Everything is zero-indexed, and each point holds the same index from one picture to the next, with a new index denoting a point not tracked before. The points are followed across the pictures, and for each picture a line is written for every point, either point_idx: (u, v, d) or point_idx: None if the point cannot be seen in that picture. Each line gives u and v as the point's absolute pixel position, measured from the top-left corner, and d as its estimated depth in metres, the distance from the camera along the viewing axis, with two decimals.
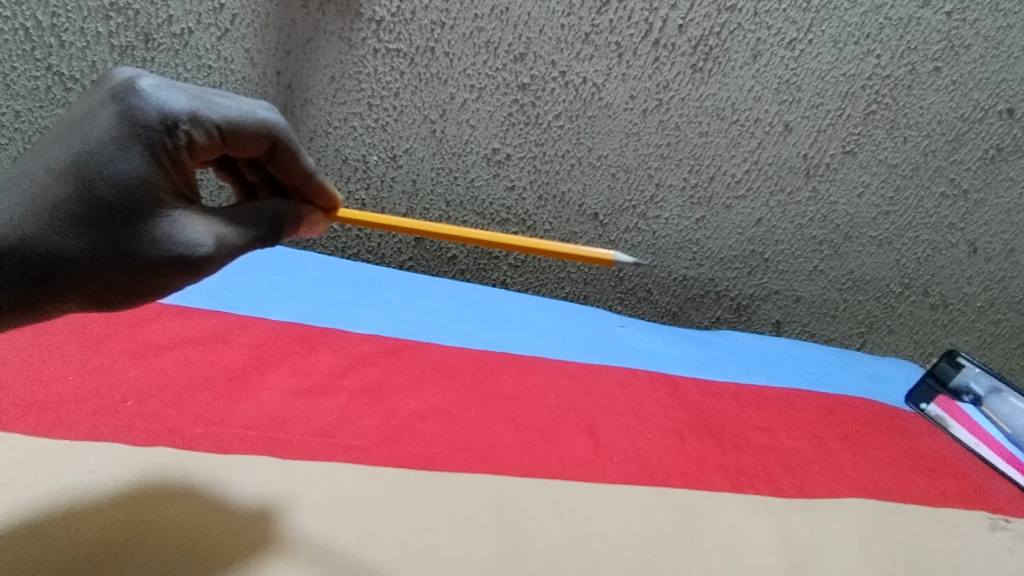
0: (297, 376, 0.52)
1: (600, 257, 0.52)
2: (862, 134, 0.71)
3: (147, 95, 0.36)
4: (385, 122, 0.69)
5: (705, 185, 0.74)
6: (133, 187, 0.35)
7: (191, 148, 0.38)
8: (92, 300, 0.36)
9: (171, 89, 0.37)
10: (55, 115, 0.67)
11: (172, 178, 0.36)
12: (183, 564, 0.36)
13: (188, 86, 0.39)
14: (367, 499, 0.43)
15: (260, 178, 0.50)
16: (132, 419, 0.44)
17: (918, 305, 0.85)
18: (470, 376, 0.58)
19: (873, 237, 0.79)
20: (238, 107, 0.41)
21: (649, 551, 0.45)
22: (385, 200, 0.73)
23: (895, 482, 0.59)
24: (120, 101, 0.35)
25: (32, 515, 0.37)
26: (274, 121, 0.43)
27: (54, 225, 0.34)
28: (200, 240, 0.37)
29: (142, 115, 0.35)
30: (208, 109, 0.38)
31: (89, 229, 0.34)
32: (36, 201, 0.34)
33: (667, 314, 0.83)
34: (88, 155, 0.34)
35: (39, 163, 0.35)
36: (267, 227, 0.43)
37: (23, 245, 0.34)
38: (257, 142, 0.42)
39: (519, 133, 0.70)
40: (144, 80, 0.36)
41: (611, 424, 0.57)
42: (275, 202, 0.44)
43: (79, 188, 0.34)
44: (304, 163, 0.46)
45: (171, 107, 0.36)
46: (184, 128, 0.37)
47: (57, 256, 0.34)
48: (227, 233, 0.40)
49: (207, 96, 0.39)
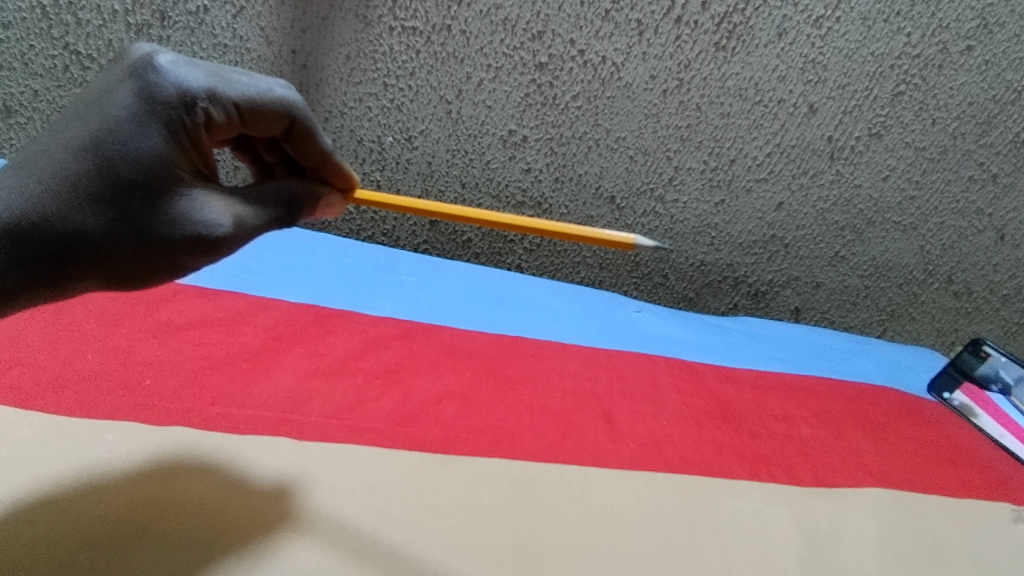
0: (313, 358, 0.52)
1: (621, 242, 0.51)
2: (889, 116, 0.70)
3: (165, 72, 0.35)
4: (401, 102, 0.68)
5: (726, 168, 0.72)
6: (152, 165, 0.34)
7: (209, 126, 0.37)
8: (110, 281, 0.36)
9: (190, 66, 0.37)
10: (72, 94, 0.67)
11: (191, 157, 0.36)
12: (200, 542, 0.37)
13: (207, 63, 0.38)
14: (382, 481, 0.43)
15: (276, 159, 0.50)
16: (150, 398, 0.44)
17: (941, 293, 0.83)
18: (485, 359, 0.58)
19: (897, 223, 0.77)
20: (258, 85, 0.40)
21: (665, 538, 0.44)
22: (400, 182, 0.73)
23: (916, 472, 0.58)
24: (138, 78, 0.35)
25: (51, 491, 0.37)
26: (292, 100, 0.42)
27: (74, 203, 0.34)
28: (218, 220, 0.37)
29: (160, 92, 0.35)
30: (226, 85, 0.38)
31: (109, 207, 0.34)
32: (56, 178, 0.34)
33: (683, 300, 0.82)
34: (108, 132, 0.34)
35: (59, 141, 0.35)
36: (284, 207, 0.43)
37: (43, 224, 0.33)
38: (275, 122, 0.42)
39: (536, 114, 0.69)
40: (163, 57, 0.36)
41: (627, 410, 0.56)
42: (293, 183, 0.44)
43: (98, 165, 0.34)
44: (322, 143, 0.45)
45: (189, 84, 0.36)
46: (202, 105, 0.36)
47: (77, 235, 0.34)
48: (244, 213, 0.39)
49: (226, 73, 0.39)
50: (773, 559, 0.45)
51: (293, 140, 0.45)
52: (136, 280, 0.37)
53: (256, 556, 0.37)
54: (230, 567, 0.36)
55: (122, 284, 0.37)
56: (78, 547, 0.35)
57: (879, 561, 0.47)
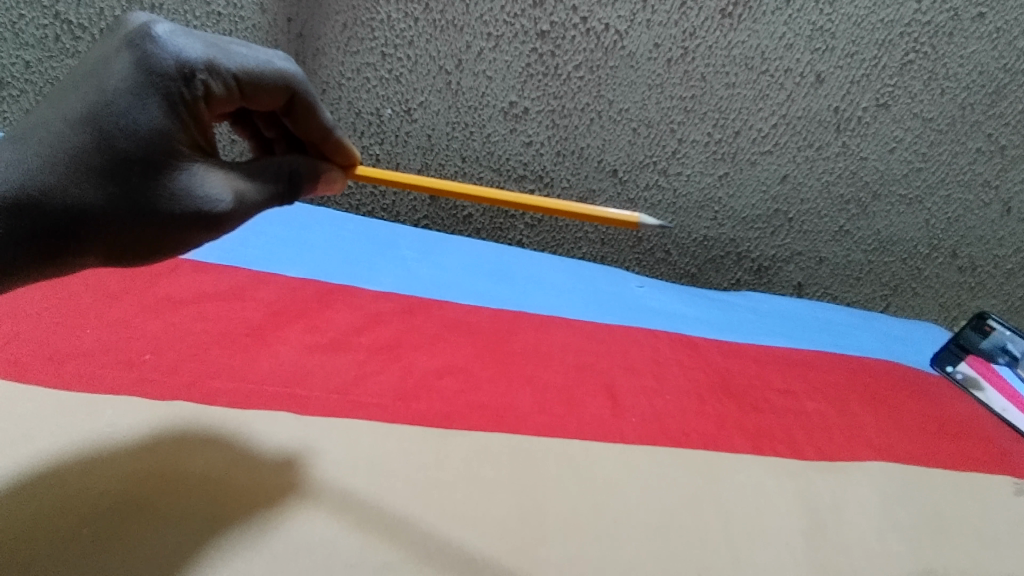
0: (313, 333, 0.52)
1: (626, 220, 0.50)
2: (897, 86, 0.69)
3: (163, 42, 0.34)
4: (400, 73, 0.67)
5: (730, 140, 0.71)
6: (151, 138, 0.34)
7: (209, 99, 0.36)
8: (110, 256, 0.35)
9: (188, 37, 0.35)
10: (64, 65, 0.66)
11: (191, 131, 0.35)
12: (202, 514, 0.36)
13: (205, 33, 0.37)
14: (383, 456, 0.43)
15: (276, 135, 0.49)
16: (149, 372, 0.44)
17: (945, 268, 0.82)
18: (487, 334, 0.57)
19: (903, 196, 0.76)
20: (257, 58, 0.39)
21: (668, 510, 0.44)
22: (399, 155, 0.72)
23: (919, 445, 0.58)
24: (135, 48, 0.34)
25: (52, 466, 0.37)
26: (292, 73, 0.41)
27: (72, 176, 0.33)
28: (219, 195, 0.36)
29: (159, 63, 0.34)
30: (225, 57, 0.37)
31: (108, 181, 0.33)
32: (52, 151, 0.33)
33: (685, 276, 0.81)
34: (105, 103, 0.33)
35: (54, 111, 0.33)
36: (285, 183, 0.42)
37: (42, 199, 0.32)
38: (276, 96, 0.41)
39: (537, 85, 0.67)
40: (161, 26, 0.35)
41: (629, 385, 0.56)
42: (294, 158, 0.43)
43: (96, 137, 0.33)
44: (323, 119, 0.44)
45: (188, 55, 0.35)
46: (201, 78, 0.35)
47: (77, 210, 0.33)
48: (246, 188, 0.38)
49: (225, 45, 0.38)
50: (775, 531, 0.45)
51: (294, 115, 0.44)
52: (138, 255, 0.36)
53: (259, 528, 0.36)
54: (233, 538, 0.36)
55: (123, 260, 0.36)
56: (80, 519, 0.35)
57: (881, 533, 0.48)
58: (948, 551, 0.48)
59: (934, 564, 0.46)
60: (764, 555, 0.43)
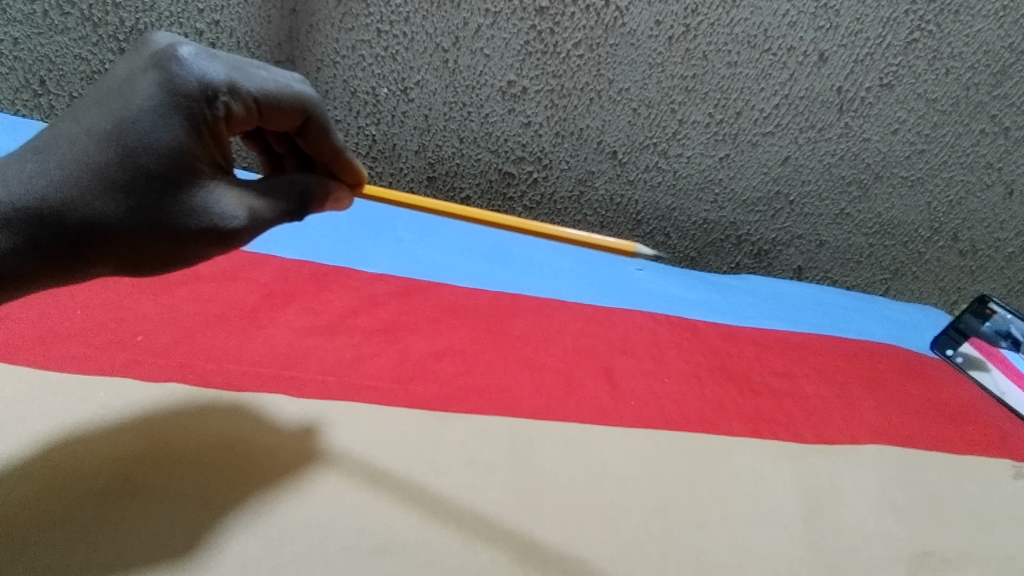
0: (309, 315, 0.51)
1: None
2: (902, 65, 0.68)
3: (187, 64, 0.33)
4: (396, 51, 0.65)
5: (731, 121, 0.70)
6: (174, 156, 0.32)
7: (229, 119, 0.35)
8: (127, 266, 0.34)
9: (213, 59, 0.34)
10: (54, 43, 0.64)
11: (210, 151, 0.34)
12: (198, 499, 0.36)
13: (227, 55, 0.36)
14: (379, 439, 0.42)
15: (287, 150, 0.46)
16: (143, 354, 0.43)
17: (946, 251, 0.82)
18: (485, 318, 0.57)
19: (905, 177, 0.75)
20: (277, 78, 0.37)
21: (665, 494, 0.44)
22: (396, 136, 0.71)
23: (920, 429, 0.57)
24: (160, 69, 0.32)
25: (44, 449, 0.36)
26: (308, 95, 0.40)
27: (95, 192, 0.32)
28: (234, 212, 0.35)
29: (183, 85, 0.32)
30: (247, 79, 0.35)
31: (127, 197, 0.32)
32: (76, 165, 0.32)
33: (685, 260, 0.81)
34: (130, 121, 0.32)
35: (77, 125, 0.32)
36: (298, 201, 0.39)
37: (61, 211, 0.31)
38: (291, 115, 0.39)
39: (535, 64, 0.66)
40: (186, 48, 0.33)
41: (629, 368, 0.55)
42: (303, 175, 0.41)
43: (120, 155, 0.32)
44: (335, 139, 0.43)
45: (212, 77, 0.33)
46: (224, 99, 0.34)
47: (95, 224, 0.32)
48: (260, 205, 0.37)
49: (247, 67, 0.36)
50: (774, 514, 0.45)
51: (307, 134, 0.41)
52: (154, 267, 0.35)
53: (252, 512, 0.36)
54: (227, 523, 0.35)
55: (139, 270, 0.35)
56: (73, 502, 0.34)
57: (879, 516, 0.47)
58: (947, 534, 0.48)
59: (932, 546, 0.46)
60: (762, 539, 0.43)
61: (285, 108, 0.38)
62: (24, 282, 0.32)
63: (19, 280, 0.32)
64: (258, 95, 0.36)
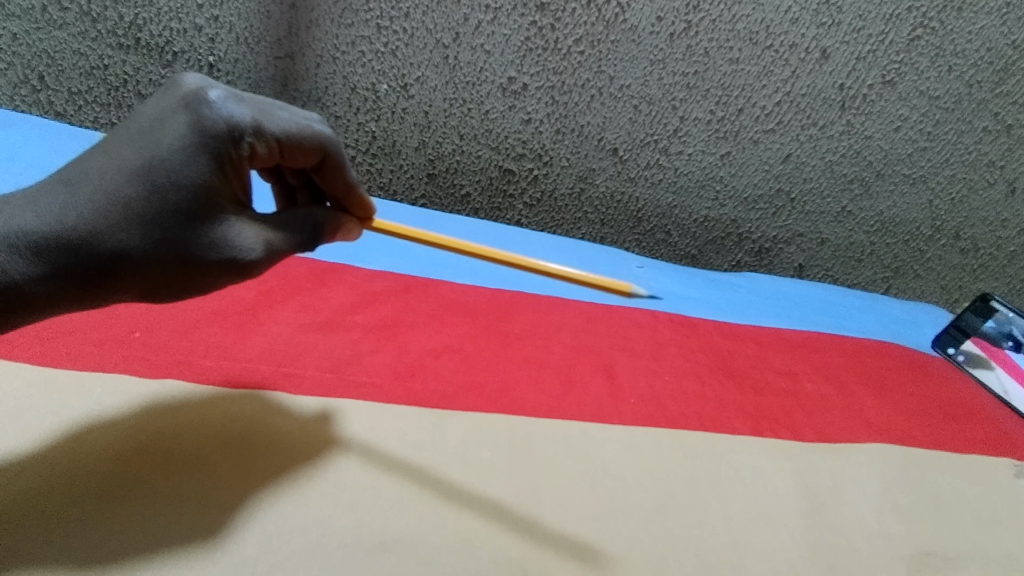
0: (307, 312, 0.51)
1: (619, 287, 0.48)
2: (904, 62, 0.67)
3: (216, 107, 0.34)
4: (395, 46, 0.65)
5: (733, 118, 0.70)
6: (199, 192, 0.33)
7: (252, 159, 0.36)
8: (148, 293, 0.34)
9: (239, 102, 0.35)
10: (53, 38, 0.64)
11: (233, 187, 0.35)
12: (195, 497, 0.36)
13: (252, 96, 0.36)
14: (377, 435, 0.42)
15: (301, 183, 0.45)
16: (141, 350, 0.43)
17: (948, 250, 0.81)
18: (485, 315, 0.57)
19: (906, 175, 0.75)
20: (297, 118, 0.38)
21: (665, 492, 0.44)
22: (396, 132, 0.70)
23: (921, 428, 0.57)
24: (190, 111, 0.33)
25: (42, 445, 0.36)
26: (327, 135, 0.40)
27: (124, 225, 0.32)
28: (252, 245, 0.35)
29: (211, 127, 0.33)
30: (272, 120, 0.36)
31: (153, 228, 0.32)
32: (105, 198, 0.32)
33: (685, 258, 0.80)
34: (160, 158, 0.32)
35: (109, 159, 0.33)
36: (306, 233, 0.40)
37: (89, 240, 0.32)
38: (309, 154, 0.39)
39: (536, 60, 0.66)
40: (215, 92, 0.34)
41: (629, 366, 0.55)
42: (317, 209, 0.40)
43: (148, 190, 0.32)
44: (349, 176, 0.42)
45: (239, 119, 0.34)
46: (249, 140, 0.35)
47: (121, 253, 0.32)
48: (275, 236, 0.37)
49: (270, 108, 0.37)
50: (775, 513, 0.45)
51: (322, 171, 0.41)
52: (174, 294, 0.35)
53: (250, 510, 0.36)
54: (225, 521, 0.35)
55: (160, 297, 0.35)
56: (69, 499, 0.34)
57: (881, 515, 0.47)
58: (948, 533, 0.48)
59: (933, 546, 0.46)
60: (763, 537, 0.43)
61: (305, 148, 0.38)
62: (50, 306, 0.33)
63: (44, 302, 0.33)
64: (281, 136, 0.36)
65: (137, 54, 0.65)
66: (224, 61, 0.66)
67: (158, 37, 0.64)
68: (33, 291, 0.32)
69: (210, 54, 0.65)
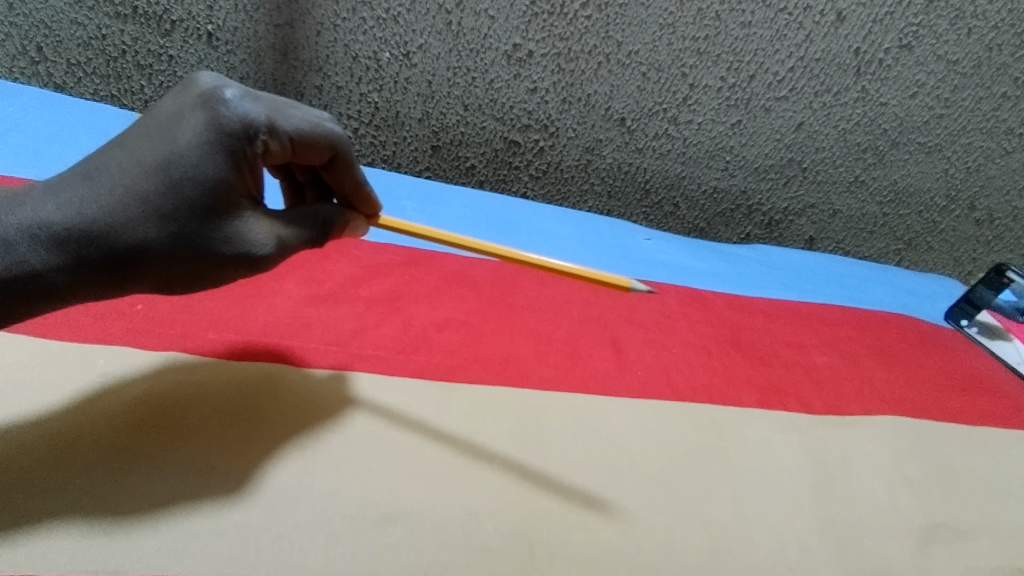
0: (310, 284, 0.50)
1: (618, 283, 0.44)
2: (922, 25, 0.65)
3: (231, 106, 0.33)
4: (397, 12, 0.63)
5: (745, 85, 0.68)
6: (216, 189, 0.33)
7: (265, 156, 0.35)
8: (165, 285, 0.34)
9: (255, 100, 0.35)
10: (50, 7, 0.62)
11: (246, 183, 0.34)
12: (198, 467, 0.36)
13: (267, 96, 0.36)
14: (381, 407, 0.42)
15: (309, 180, 0.44)
16: (143, 322, 0.43)
17: (962, 221, 0.80)
18: (490, 288, 0.56)
19: (922, 144, 0.73)
20: (310, 117, 0.38)
21: (671, 463, 0.44)
22: (399, 103, 0.69)
23: (933, 401, 0.56)
24: (207, 110, 0.33)
25: (45, 414, 0.36)
26: (339, 135, 0.40)
27: (144, 219, 0.31)
28: (261, 239, 0.35)
29: (226, 124, 0.33)
30: (285, 119, 0.36)
31: (170, 223, 0.32)
32: (125, 192, 0.31)
33: (693, 230, 0.79)
34: (178, 155, 0.32)
35: (128, 152, 0.32)
36: (313, 228, 0.39)
37: (109, 233, 0.31)
38: (320, 152, 0.39)
39: (542, 26, 0.64)
40: (232, 91, 0.34)
41: (636, 339, 0.54)
42: (327, 206, 0.40)
43: (166, 185, 0.32)
44: (358, 174, 0.41)
45: (254, 117, 0.34)
46: (262, 138, 0.34)
47: (142, 247, 0.32)
48: (287, 232, 0.37)
49: (284, 107, 0.37)
50: (784, 486, 0.45)
51: (331, 169, 0.41)
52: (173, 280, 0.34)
53: (253, 481, 0.36)
54: (229, 492, 0.35)
55: (174, 289, 0.34)
56: (72, 469, 0.34)
57: (890, 488, 0.47)
58: (958, 506, 0.47)
59: (942, 518, 0.46)
60: (771, 509, 0.43)
61: (315, 146, 0.38)
62: (66, 299, 0.32)
63: (53, 295, 0.32)
64: (294, 134, 0.36)
65: (135, 23, 0.64)
66: (223, 29, 0.64)
67: (156, 5, 0.63)
68: (51, 283, 0.31)
69: (210, 22, 0.64)
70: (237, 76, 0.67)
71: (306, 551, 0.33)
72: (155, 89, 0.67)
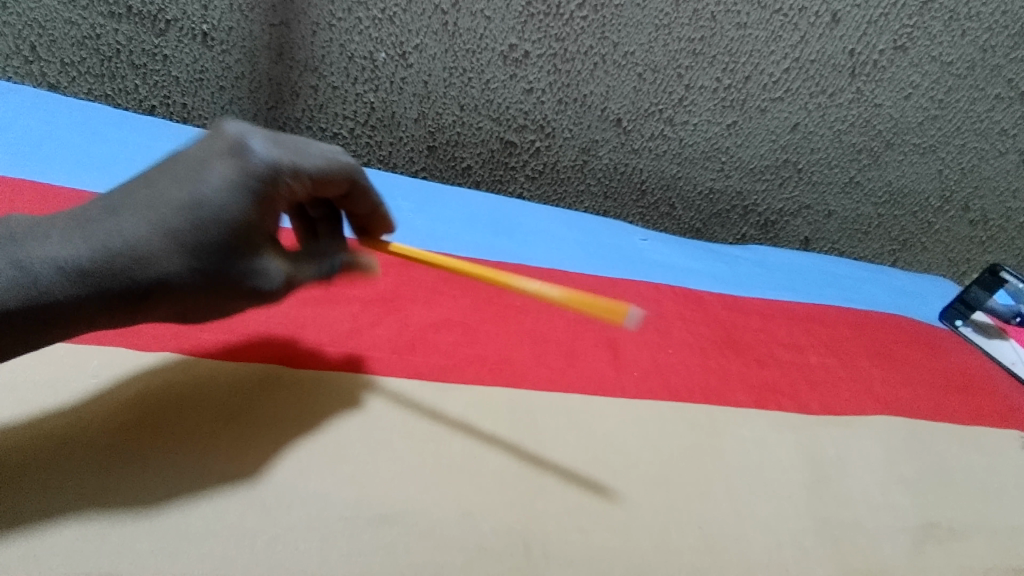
0: (306, 285, 0.50)
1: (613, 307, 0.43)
2: (916, 26, 0.66)
3: (257, 152, 0.34)
4: (393, 12, 0.63)
5: (740, 86, 0.68)
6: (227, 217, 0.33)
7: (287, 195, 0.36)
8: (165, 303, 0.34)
9: (278, 144, 0.35)
10: (44, 7, 0.62)
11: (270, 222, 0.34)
12: (192, 469, 0.35)
13: (287, 136, 0.37)
14: (376, 410, 0.41)
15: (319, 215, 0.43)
16: (138, 324, 0.42)
17: (956, 222, 0.80)
18: (487, 289, 0.56)
19: (916, 145, 0.74)
20: (329, 154, 0.38)
21: (666, 464, 0.44)
22: (394, 103, 0.69)
23: (928, 400, 0.56)
24: (234, 159, 0.33)
25: (37, 416, 0.36)
26: (355, 167, 0.40)
27: (168, 256, 0.31)
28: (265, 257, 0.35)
29: (254, 169, 0.33)
30: (307, 158, 0.36)
31: (182, 250, 0.32)
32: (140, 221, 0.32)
33: (689, 231, 0.79)
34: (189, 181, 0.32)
35: (154, 191, 0.32)
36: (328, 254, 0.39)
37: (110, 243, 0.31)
38: (338, 185, 0.39)
39: (538, 26, 0.64)
40: (257, 139, 0.34)
41: (633, 340, 0.54)
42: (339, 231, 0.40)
43: (176, 209, 0.32)
44: (371, 199, 0.42)
45: (280, 161, 0.34)
46: (288, 179, 0.35)
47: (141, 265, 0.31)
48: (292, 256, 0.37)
49: (304, 146, 0.37)
50: (778, 484, 0.45)
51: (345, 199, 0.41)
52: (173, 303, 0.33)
53: (250, 482, 0.35)
54: (224, 493, 0.35)
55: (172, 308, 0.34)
56: (66, 470, 0.34)
57: (885, 487, 0.47)
58: (953, 505, 0.47)
59: (937, 518, 0.46)
60: (767, 510, 0.43)
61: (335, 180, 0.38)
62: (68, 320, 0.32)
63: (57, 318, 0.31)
64: (316, 172, 0.36)
65: (129, 23, 0.63)
66: (218, 29, 0.64)
67: (151, 5, 0.63)
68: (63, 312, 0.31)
69: (204, 22, 0.64)
70: (232, 75, 0.67)
71: (300, 551, 0.33)
72: (149, 88, 0.67)
